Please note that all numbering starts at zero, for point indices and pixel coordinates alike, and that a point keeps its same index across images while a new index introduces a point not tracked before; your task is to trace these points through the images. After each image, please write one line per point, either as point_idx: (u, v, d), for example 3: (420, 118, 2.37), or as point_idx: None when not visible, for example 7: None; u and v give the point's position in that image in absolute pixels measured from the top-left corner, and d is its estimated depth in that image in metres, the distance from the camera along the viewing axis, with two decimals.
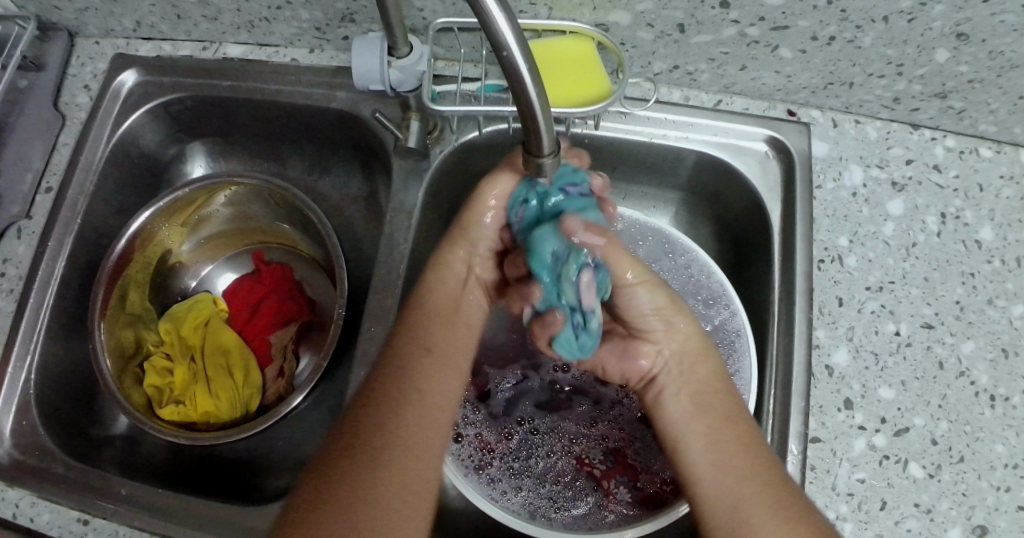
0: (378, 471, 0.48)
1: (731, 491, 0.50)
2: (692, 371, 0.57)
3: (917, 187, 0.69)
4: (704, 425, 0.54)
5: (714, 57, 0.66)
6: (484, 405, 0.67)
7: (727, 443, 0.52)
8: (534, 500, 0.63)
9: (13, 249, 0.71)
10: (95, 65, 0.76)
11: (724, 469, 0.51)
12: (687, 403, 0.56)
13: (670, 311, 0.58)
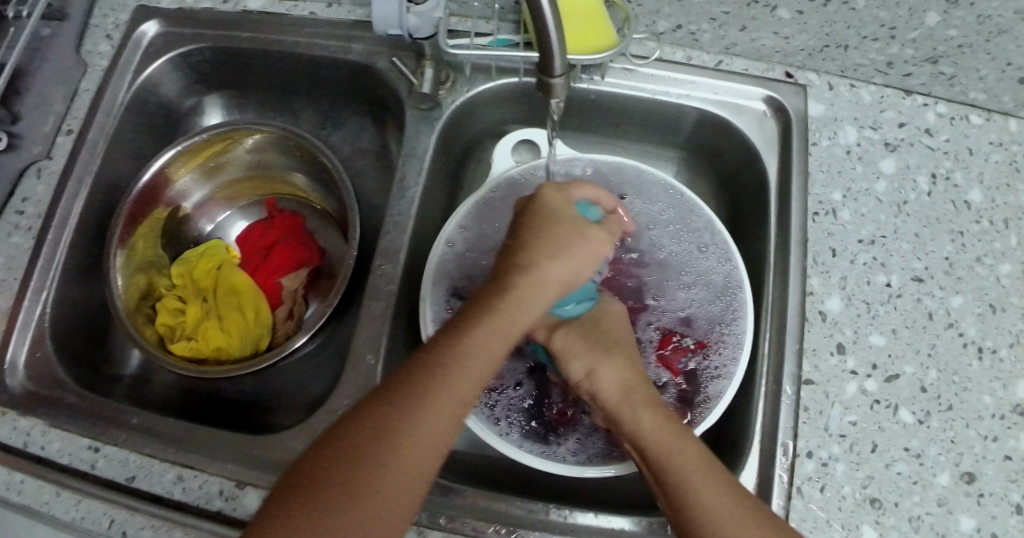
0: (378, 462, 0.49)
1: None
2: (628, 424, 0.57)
3: (909, 148, 0.71)
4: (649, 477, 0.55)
5: (716, 17, 0.69)
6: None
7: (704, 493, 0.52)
8: (542, 441, 0.64)
9: (32, 188, 0.73)
10: (117, 17, 0.78)
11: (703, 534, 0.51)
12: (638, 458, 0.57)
13: (593, 372, 0.59)
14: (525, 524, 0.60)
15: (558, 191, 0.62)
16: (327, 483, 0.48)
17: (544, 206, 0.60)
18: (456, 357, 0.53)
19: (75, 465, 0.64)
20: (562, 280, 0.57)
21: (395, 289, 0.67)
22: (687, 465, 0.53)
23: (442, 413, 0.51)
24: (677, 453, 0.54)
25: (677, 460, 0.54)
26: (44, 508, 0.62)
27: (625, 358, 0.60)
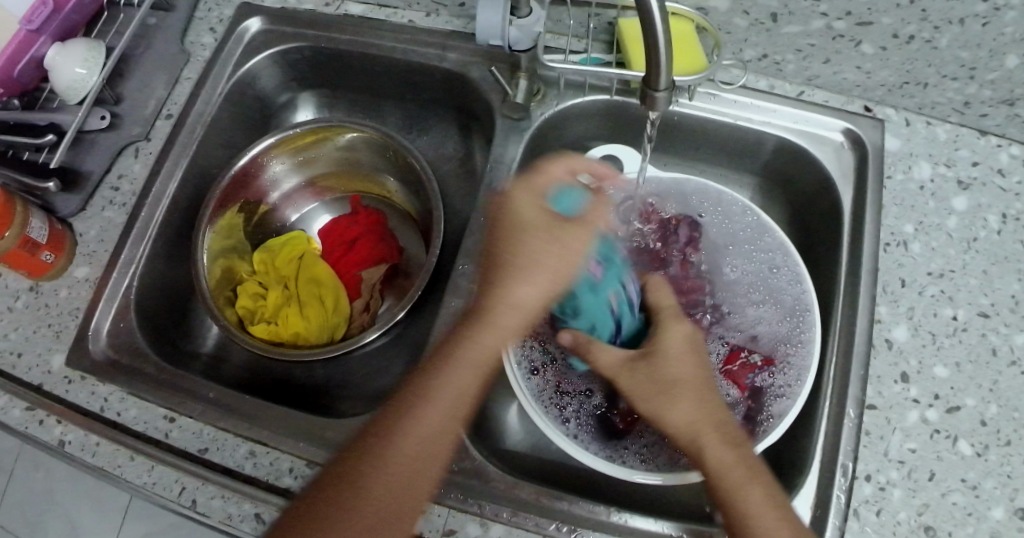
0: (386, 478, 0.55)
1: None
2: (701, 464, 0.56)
3: (981, 187, 0.73)
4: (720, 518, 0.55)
5: (801, 49, 0.71)
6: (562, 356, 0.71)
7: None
8: (612, 446, 0.67)
9: (129, 166, 0.76)
10: (222, 11, 0.81)
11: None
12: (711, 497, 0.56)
13: (663, 409, 0.57)
14: (585, 523, 0.62)
15: (526, 195, 0.62)
16: (333, 492, 0.54)
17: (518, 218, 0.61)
18: (425, 403, 0.57)
19: (150, 433, 0.65)
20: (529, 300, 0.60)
21: (476, 287, 0.70)
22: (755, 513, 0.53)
23: (414, 440, 0.56)
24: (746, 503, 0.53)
25: (745, 509, 0.53)
26: (116, 472, 0.63)
27: (693, 392, 0.58)
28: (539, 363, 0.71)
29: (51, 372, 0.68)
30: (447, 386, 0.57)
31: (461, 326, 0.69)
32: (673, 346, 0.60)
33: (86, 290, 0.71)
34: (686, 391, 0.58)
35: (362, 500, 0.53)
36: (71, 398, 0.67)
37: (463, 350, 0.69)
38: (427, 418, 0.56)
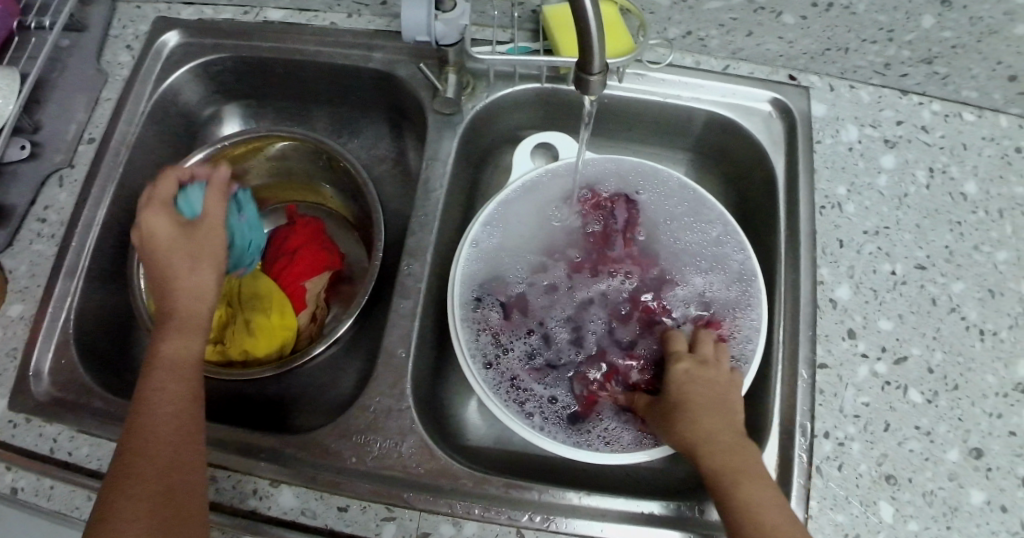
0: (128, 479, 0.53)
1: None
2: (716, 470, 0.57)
3: (908, 144, 0.76)
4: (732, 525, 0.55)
5: (724, 24, 0.72)
6: (514, 347, 0.70)
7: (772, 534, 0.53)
8: (576, 432, 0.66)
9: (55, 196, 0.72)
10: (138, 28, 0.79)
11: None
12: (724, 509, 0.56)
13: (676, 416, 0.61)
14: (556, 509, 0.61)
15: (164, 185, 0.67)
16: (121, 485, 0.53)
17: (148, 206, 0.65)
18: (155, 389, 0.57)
19: (105, 469, 0.61)
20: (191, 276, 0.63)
21: (424, 287, 0.69)
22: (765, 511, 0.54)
23: (155, 426, 0.56)
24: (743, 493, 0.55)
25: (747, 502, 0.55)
26: (74, 514, 0.59)
27: (713, 408, 0.60)
28: (491, 356, 0.69)
29: None
30: (165, 375, 0.58)
31: (413, 326, 0.68)
32: (682, 370, 0.63)
33: (22, 329, 0.67)
34: (701, 407, 0.60)
35: (131, 496, 0.53)
36: (17, 442, 0.62)
37: (416, 351, 0.68)
38: (160, 396, 0.57)
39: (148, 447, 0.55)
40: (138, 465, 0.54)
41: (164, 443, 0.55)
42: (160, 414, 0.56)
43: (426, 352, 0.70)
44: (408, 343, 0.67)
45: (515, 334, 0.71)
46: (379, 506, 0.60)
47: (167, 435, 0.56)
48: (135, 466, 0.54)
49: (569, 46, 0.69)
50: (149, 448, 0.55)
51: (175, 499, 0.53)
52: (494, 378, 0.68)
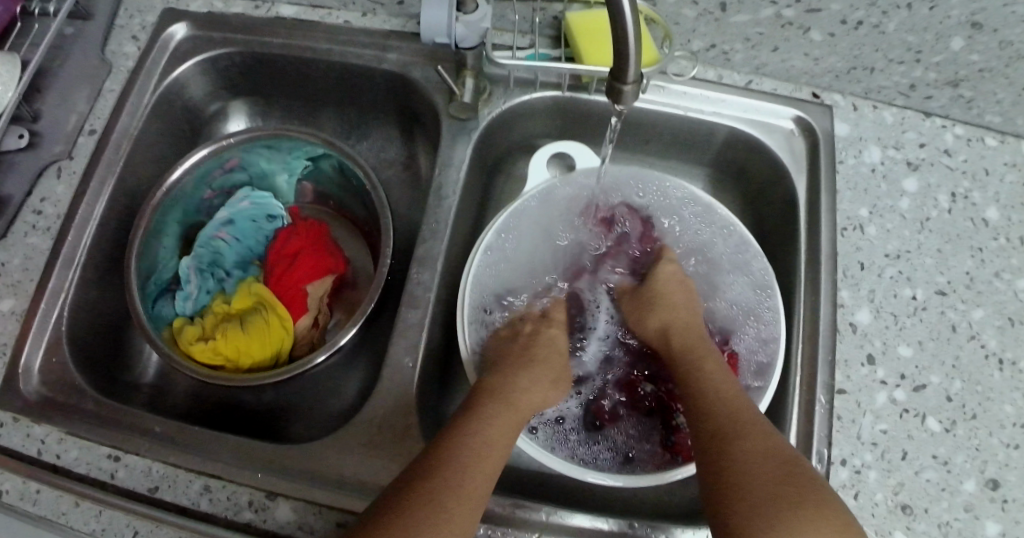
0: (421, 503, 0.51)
1: (738, 464, 0.53)
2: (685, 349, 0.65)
3: (930, 167, 0.74)
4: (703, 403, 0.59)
5: (749, 38, 0.71)
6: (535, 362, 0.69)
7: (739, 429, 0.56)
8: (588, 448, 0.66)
9: (53, 188, 0.70)
10: (144, 18, 0.76)
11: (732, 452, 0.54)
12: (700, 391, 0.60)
13: (653, 300, 0.69)
14: (558, 529, 0.59)
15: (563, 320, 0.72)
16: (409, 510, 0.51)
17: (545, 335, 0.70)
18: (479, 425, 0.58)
19: (94, 475, 0.59)
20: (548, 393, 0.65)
21: (433, 297, 0.67)
22: (722, 399, 0.59)
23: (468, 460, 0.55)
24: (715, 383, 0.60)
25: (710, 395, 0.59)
26: (61, 520, 0.57)
27: (680, 307, 0.68)
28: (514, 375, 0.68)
29: None
30: (490, 423, 0.59)
31: (423, 337, 0.66)
32: (665, 274, 0.71)
33: (13, 325, 0.65)
34: (672, 301, 0.68)
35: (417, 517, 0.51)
36: (5, 444, 0.60)
37: (424, 363, 0.65)
38: (479, 425, 0.58)
39: (466, 478, 0.54)
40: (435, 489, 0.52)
41: (475, 473, 0.54)
42: (475, 443, 0.56)
43: (434, 364, 0.68)
44: (417, 355, 0.65)
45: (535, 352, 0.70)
46: None
47: (481, 465, 0.55)
48: (438, 494, 0.52)
49: (592, 56, 0.67)
50: (471, 478, 0.54)
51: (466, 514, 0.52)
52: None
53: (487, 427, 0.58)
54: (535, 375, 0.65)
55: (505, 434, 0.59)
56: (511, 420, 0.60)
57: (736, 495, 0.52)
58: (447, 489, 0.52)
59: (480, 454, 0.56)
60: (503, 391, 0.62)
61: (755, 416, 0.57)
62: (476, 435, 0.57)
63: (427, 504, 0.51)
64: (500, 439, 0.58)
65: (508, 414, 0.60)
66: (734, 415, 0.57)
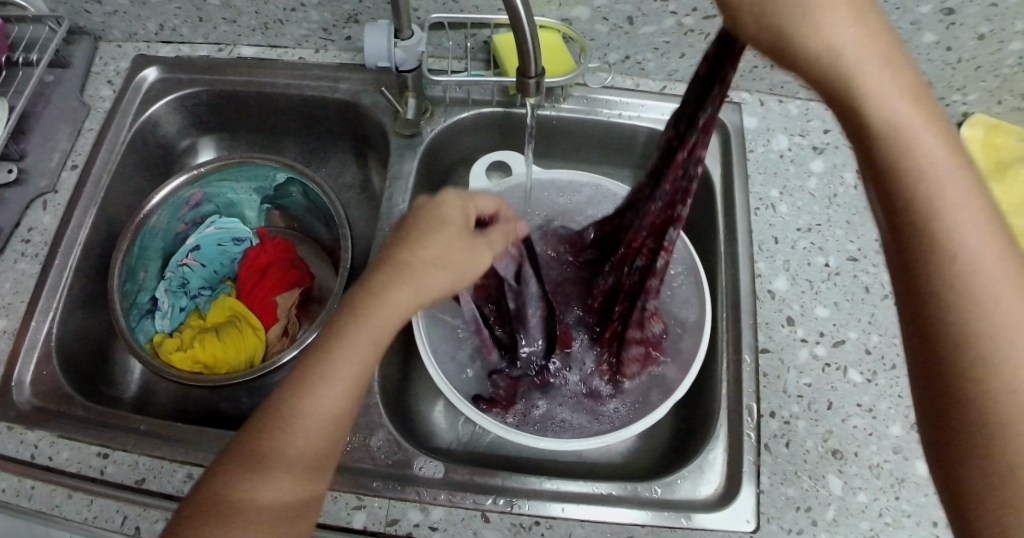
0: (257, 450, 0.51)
1: (1014, 363, 0.42)
2: (921, 144, 0.42)
3: (834, 150, 0.83)
4: (952, 217, 0.42)
5: (658, 47, 0.80)
6: (506, 277, 0.70)
7: (1003, 299, 0.42)
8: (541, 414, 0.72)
9: (39, 218, 0.76)
10: (118, 65, 0.85)
11: (1001, 335, 0.42)
12: (954, 201, 0.42)
13: (871, 34, 0.41)
14: (519, 493, 0.64)
15: (458, 201, 0.61)
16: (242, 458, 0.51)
17: (436, 211, 0.60)
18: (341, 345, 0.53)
19: (85, 472, 0.63)
20: (432, 283, 0.57)
21: None
22: (960, 215, 0.43)
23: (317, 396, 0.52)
24: (952, 204, 0.42)
25: (950, 219, 0.42)
26: (55, 512, 0.61)
27: (867, 28, 0.41)
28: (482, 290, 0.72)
29: None
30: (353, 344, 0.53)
31: None
32: None
33: (5, 342, 0.70)
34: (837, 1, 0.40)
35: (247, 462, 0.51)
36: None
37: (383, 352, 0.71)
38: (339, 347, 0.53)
39: (306, 417, 0.52)
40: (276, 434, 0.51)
41: (319, 405, 0.52)
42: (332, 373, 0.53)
43: (393, 356, 0.74)
44: None
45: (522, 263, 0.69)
46: (350, 496, 0.63)
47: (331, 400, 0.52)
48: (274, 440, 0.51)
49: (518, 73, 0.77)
50: (309, 418, 0.52)
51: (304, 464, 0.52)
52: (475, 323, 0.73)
53: (337, 372, 0.53)
54: (422, 259, 0.57)
55: (362, 374, 0.54)
56: (369, 351, 0.54)
57: (998, 415, 0.41)
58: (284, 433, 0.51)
59: (329, 385, 0.53)
60: (371, 310, 0.54)
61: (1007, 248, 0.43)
62: (318, 392, 0.52)
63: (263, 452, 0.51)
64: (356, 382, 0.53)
65: (361, 351, 0.53)
66: (982, 252, 0.42)
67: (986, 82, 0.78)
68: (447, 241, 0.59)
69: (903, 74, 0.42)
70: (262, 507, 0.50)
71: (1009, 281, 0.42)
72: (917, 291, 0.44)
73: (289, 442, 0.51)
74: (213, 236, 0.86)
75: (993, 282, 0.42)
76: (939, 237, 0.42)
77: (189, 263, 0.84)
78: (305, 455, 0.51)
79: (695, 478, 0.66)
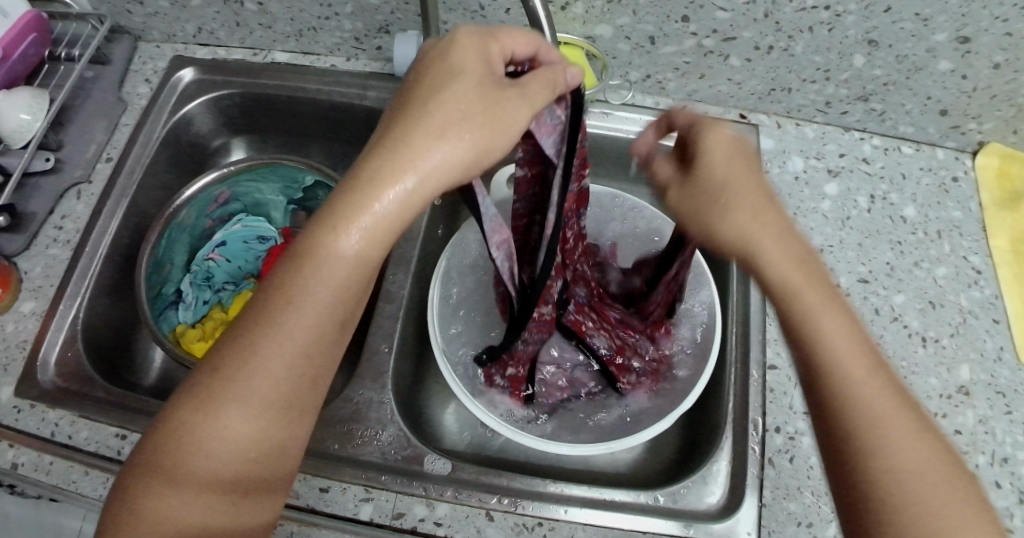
0: (211, 404, 0.50)
1: (911, 482, 0.46)
2: (810, 289, 0.50)
3: (849, 174, 0.84)
4: (846, 355, 0.49)
5: (678, 67, 0.82)
6: (551, 156, 0.54)
7: (887, 419, 0.48)
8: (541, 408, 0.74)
9: (72, 207, 0.79)
10: (156, 64, 0.88)
11: (892, 456, 0.47)
12: (844, 341, 0.49)
13: (755, 205, 0.52)
14: (524, 494, 0.65)
15: (476, 41, 0.52)
16: (192, 414, 0.50)
17: (449, 59, 0.52)
18: (308, 288, 0.50)
19: (103, 451, 0.65)
20: (433, 175, 0.49)
21: (406, 293, 0.76)
22: (850, 353, 0.49)
23: (277, 350, 0.50)
24: (838, 343, 0.49)
25: (842, 355, 0.49)
26: (72, 487, 0.63)
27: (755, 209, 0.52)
28: (521, 174, 0.57)
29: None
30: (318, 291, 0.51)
31: (395, 328, 0.73)
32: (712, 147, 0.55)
33: (32, 323, 0.72)
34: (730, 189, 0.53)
35: (197, 420, 0.50)
36: (21, 426, 0.66)
37: (397, 351, 0.73)
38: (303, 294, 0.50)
39: (267, 375, 0.50)
40: (230, 390, 0.50)
41: (280, 358, 0.50)
42: (295, 326, 0.51)
43: (407, 356, 0.75)
44: (389, 345, 0.72)
45: (567, 131, 0.52)
46: (358, 488, 0.64)
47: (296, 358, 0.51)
48: (229, 396, 0.50)
49: None
50: (267, 374, 0.50)
51: (264, 431, 0.51)
52: (489, 228, 0.52)
53: (272, 348, 0.50)
54: (419, 142, 0.49)
55: (309, 351, 0.51)
56: (315, 322, 0.51)
57: (893, 521, 0.46)
58: (240, 390, 0.50)
59: (291, 338, 0.51)
60: (314, 273, 0.50)
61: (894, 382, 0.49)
62: (247, 379, 0.50)
63: (215, 410, 0.50)
64: (303, 360, 0.51)
65: (304, 323, 0.51)
66: (872, 383, 0.48)
67: (1001, 112, 0.79)
68: (454, 112, 0.50)
69: (790, 244, 0.52)
70: (187, 497, 0.49)
71: (896, 411, 0.48)
72: (822, 416, 0.49)
73: (211, 434, 0.50)
74: (238, 234, 0.88)
75: (882, 409, 0.48)
76: (833, 375, 0.49)
77: (212, 257, 0.87)
78: (236, 449, 0.50)
79: (698, 488, 0.66)
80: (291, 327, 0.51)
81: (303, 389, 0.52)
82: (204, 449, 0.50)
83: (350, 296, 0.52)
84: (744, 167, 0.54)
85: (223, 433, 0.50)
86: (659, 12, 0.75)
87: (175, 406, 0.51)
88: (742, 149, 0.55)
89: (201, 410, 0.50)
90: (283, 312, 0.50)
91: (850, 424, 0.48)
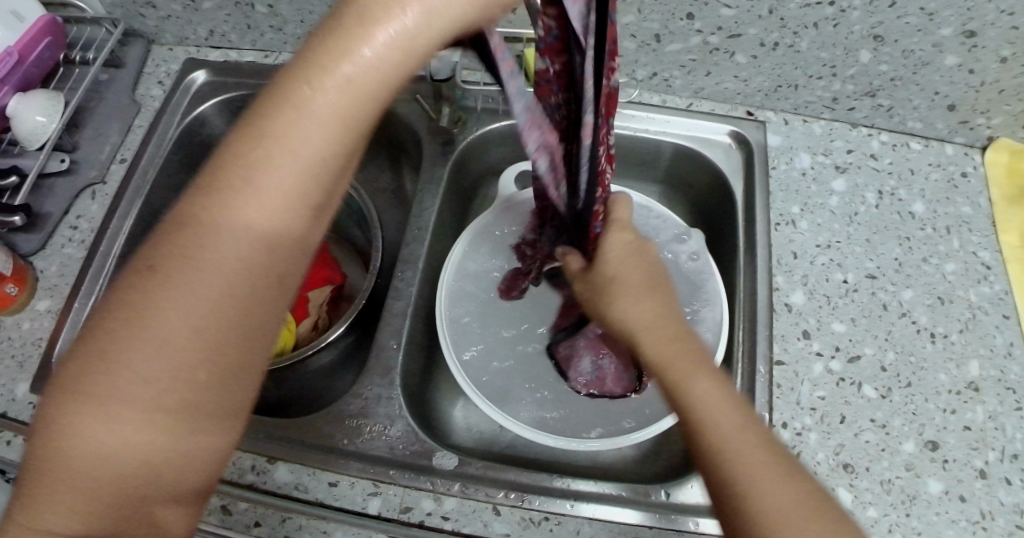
0: (105, 383, 0.40)
1: None
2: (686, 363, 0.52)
3: (857, 170, 0.84)
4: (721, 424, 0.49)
5: (684, 65, 0.82)
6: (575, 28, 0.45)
7: (764, 489, 0.46)
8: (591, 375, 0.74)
9: (87, 207, 0.81)
10: (169, 67, 0.90)
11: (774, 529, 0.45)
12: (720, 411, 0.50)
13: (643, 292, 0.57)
14: (531, 489, 0.65)
15: None
16: (79, 403, 0.40)
17: None
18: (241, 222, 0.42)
19: None
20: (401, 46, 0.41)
21: (415, 290, 0.76)
22: (726, 425, 0.49)
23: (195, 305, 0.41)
24: (712, 410, 0.49)
25: (719, 425, 0.49)
26: None
27: (641, 295, 0.56)
28: (547, 66, 0.51)
29: (17, 399, 0.69)
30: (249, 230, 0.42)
31: (403, 324, 0.74)
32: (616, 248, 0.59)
33: (49, 321, 0.74)
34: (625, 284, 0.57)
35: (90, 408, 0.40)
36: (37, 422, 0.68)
37: (406, 348, 0.73)
38: (230, 234, 0.41)
39: (186, 334, 0.41)
40: (131, 362, 0.40)
41: (199, 315, 0.41)
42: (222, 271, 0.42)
43: (416, 353, 0.76)
44: (397, 342, 0.73)
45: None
46: (367, 482, 0.65)
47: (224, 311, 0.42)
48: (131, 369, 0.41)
49: None
50: (184, 333, 0.41)
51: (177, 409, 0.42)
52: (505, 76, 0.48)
53: (190, 298, 0.41)
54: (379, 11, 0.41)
55: (224, 316, 0.42)
56: (236, 269, 0.42)
57: None
58: (143, 361, 0.40)
59: (214, 292, 0.42)
60: (231, 215, 0.41)
61: (779, 459, 0.48)
62: (144, 346, 0.41)
63: (111, 391, 0.40)
64: (223, 326, 0.42)
65: (217, 274, 0.42)
66: (748, 456, 0.47)
67: (1010, 106, 0.79)
68: None
69: (671, 325, 0.55)
70: (76, 504, 0.40)
71: (777, 484, 0.47)
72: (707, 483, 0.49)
73: (87, 435, 0.40)
74: None
75: (761, 481, 0.47)
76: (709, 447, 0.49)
77: None
78: (131, 447, 0.41)
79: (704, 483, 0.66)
80: (212, 276, 0.41)
81: (231, 360, 0.43)
82: (100, 440, 0.40)
83: (291, 232, 0.43)
84: (640, 262, 0.59)
85: (125, 418, 0.40)
86: (664, 10, 0.76)
87: (39, 408, 0.41)
88: (643, 249, 0.60)
89: (94, 393, 0.40)
90: (204, 257, 0.41)
91: (715, 478, 0.48)
